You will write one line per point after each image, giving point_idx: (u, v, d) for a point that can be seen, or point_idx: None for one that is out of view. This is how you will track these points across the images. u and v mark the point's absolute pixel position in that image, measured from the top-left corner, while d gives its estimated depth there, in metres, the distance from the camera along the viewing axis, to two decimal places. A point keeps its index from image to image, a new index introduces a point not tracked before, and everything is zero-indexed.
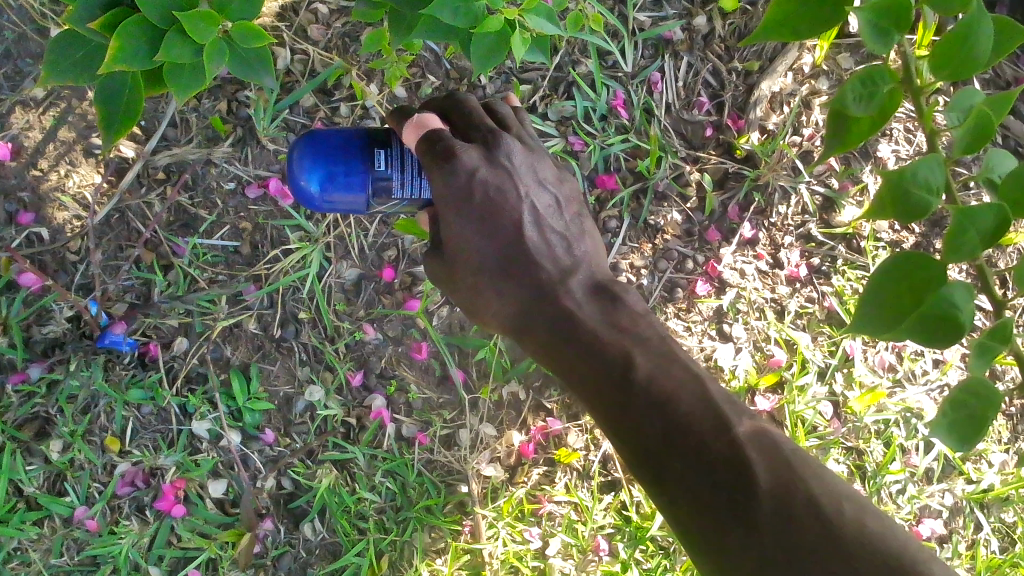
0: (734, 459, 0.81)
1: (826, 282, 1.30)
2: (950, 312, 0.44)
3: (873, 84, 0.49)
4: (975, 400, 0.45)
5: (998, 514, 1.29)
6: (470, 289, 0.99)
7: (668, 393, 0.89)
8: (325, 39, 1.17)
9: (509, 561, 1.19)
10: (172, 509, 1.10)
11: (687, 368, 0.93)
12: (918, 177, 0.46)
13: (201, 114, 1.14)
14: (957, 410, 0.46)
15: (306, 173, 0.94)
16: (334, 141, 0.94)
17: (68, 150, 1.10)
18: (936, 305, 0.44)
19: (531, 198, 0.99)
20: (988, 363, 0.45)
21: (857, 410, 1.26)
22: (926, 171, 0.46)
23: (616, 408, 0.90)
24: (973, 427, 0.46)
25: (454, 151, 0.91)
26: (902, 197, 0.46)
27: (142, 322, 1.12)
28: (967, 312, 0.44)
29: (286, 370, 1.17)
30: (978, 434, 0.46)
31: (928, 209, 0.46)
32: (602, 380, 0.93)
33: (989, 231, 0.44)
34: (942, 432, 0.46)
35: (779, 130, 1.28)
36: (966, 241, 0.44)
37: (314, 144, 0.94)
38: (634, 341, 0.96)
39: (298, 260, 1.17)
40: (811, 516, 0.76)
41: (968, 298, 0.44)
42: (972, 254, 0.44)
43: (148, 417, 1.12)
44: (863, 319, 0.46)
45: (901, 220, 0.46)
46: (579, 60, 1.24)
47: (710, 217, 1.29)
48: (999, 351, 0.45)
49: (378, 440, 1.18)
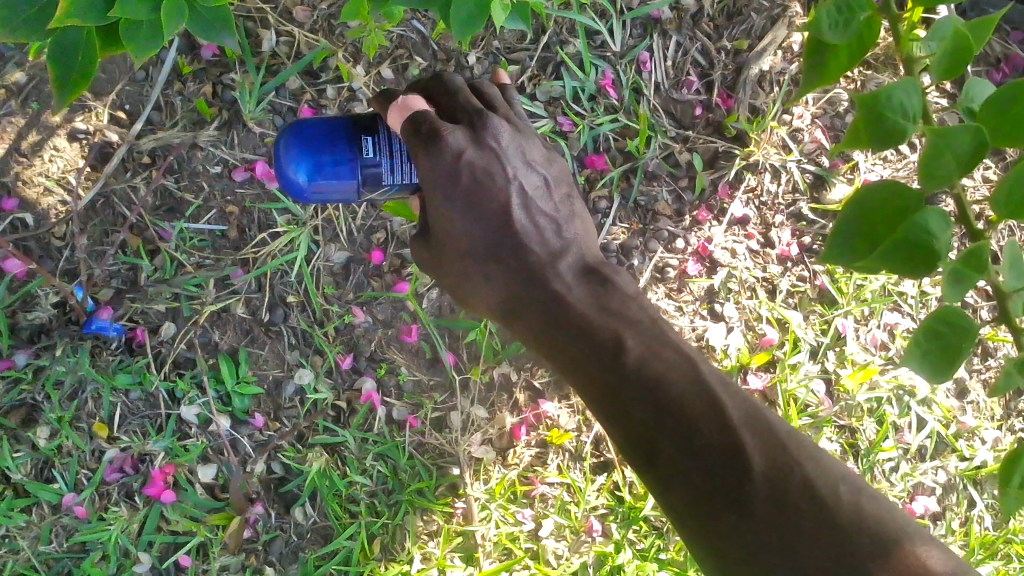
0: (728, 442, 0.80)
1: (817, 261, 1.30)
2: (922, 238, 0.45)
3: (849, 8, 0.50)
4: (950, 327, 0.47)
5: (991, 490, 1.29)
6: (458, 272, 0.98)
7: (659, 374, 0.88)
8: (310, 20, 1.16)
9: (501, 543, 1.19)
10: (161, 495, 1.09)
11: (678, 349, 0.92)
12: (895, 102, 0.46)
13: (186, 97, 1.13)
14: (932, 341, 0.47)
15: (293, 165, 0.92)
16: (320, 131, 0.92)
17: (52, 134, 1.08)
18: (911, 233, 0.45)
19: (519, 179, 0.97)
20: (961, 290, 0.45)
21: (849, 388, 1.26)
22: (904, 96, 0.46)
23: (607, 392, 0.89)
24: (947, 358, 0.47)
25: (440, 133, 0.88)
26: (882, 119, 0.46)
27: (129, 308, 1.11)
28: (941, 237, 0.45)
29: (275, 354, 1.16)
30: (954, 364, 0.47)
31: (905, 134, 0.47)
32: (593, 363, 0.92)
33: (967, 152, 0.45)
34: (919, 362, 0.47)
35: (768, 109, 1.28)
36: (943, 162, 0.45)
37: (301, 135, 0.92)
38: (625, 322, 0.96)
39: (286, 244, 1.16)
40: (806, 502, 0.76)
41: (944, 227, 0.45)
42: (945, 175, 0.45)
43: (136, 402, 1.11)
44: (839, 248, 0.48)
45: (877, 145, 0.47)
46: (567, 40, 1.23)
47: (701, 197, 1.27)
48: (972, 277, 0.45)
49: (368, 424, 1.17)
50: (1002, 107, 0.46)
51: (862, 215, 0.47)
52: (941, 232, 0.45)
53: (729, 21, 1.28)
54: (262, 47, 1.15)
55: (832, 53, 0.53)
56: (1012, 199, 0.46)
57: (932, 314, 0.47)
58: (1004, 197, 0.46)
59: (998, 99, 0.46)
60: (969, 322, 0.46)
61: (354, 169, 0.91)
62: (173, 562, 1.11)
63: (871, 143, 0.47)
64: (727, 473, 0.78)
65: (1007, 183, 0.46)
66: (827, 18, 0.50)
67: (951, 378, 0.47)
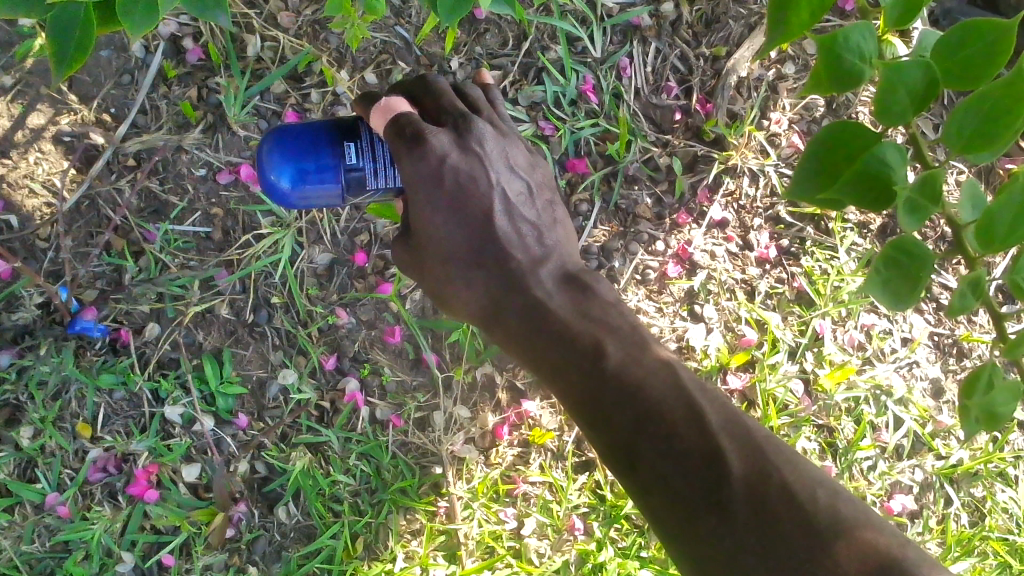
0: (707, 449, 0.81)
1: (796, 263, 1.32)
2: (880, 171, 0.45)
3: None
4: (906, 258, 0.46)
5: (968, 489, 1.31)
6: (441, 278, 0.99)
7: (638, 380, 0.89)
8: (294, 26, 1.18)
9: (484, 542, 1.19)
10: (144, 494, 1.10)
11: (658, 356, 0.94)
12: (853, 44, 0.45)
13: (171, 101, 1.14)
14: (892, 272, 0.47)
15: (276, 169, 0.93)
16: (304, 136, 0.93)
17: (38, 136, 1.09)
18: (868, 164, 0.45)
19: (503, 185, 0.98)
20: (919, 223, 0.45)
21: (827, 388, 1.28)
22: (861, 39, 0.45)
23: (589, 397, 0.91)
24: (907, 285, 0.47)
25: (424, 135, 0.89)
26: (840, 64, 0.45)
27: (114, 308, 1.12)
28: (899, 170, 0.45)
29: (259, 354, 1.17)
30: (915, 291, 0.47)
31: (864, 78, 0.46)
32: (576, 370, 0.93)
33: (920, 89, 0.44)
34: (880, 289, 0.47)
35: (745, 114, 1.30)
36: (895, 98, 0.44)
37: (284, 140, 0.93)
38: (606, 330, 0.97)
39: (271, 246, 1.17)
40: (783, 505, 0.75)
41: (901, 158, 0.45)
42: (901, 114, 0.44)
43: (120, 403, 1.11)
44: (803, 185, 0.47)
45: (837, 89, 0.46)
46: (548, 46, 1.25)
47: (680, 200, 1.29)
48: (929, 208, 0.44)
49: (352, 424, 1.19)
50: (951, 54, 0.46)
51: (821, 153, 0.46)
52: (898, 166, 0.45)
53: (708, 29, 1.30)
54: (247, 51, 1.16)
55: (794, 9, 0.46)
56: (961, 136, 0.47)
57: (890, 244, 0.47)
58: (953, 134, 0.47)
59: (946, 46, 0.46)
60: (927, 251, 0.46)
61: (337, 174, 0.92)
62: (156, 561, 1.11)
63: (832, 86, 0.46)
64: (706, 477, 0.79)
65: (955, 121, 0.46)
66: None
67: (904, 303, 0.47)
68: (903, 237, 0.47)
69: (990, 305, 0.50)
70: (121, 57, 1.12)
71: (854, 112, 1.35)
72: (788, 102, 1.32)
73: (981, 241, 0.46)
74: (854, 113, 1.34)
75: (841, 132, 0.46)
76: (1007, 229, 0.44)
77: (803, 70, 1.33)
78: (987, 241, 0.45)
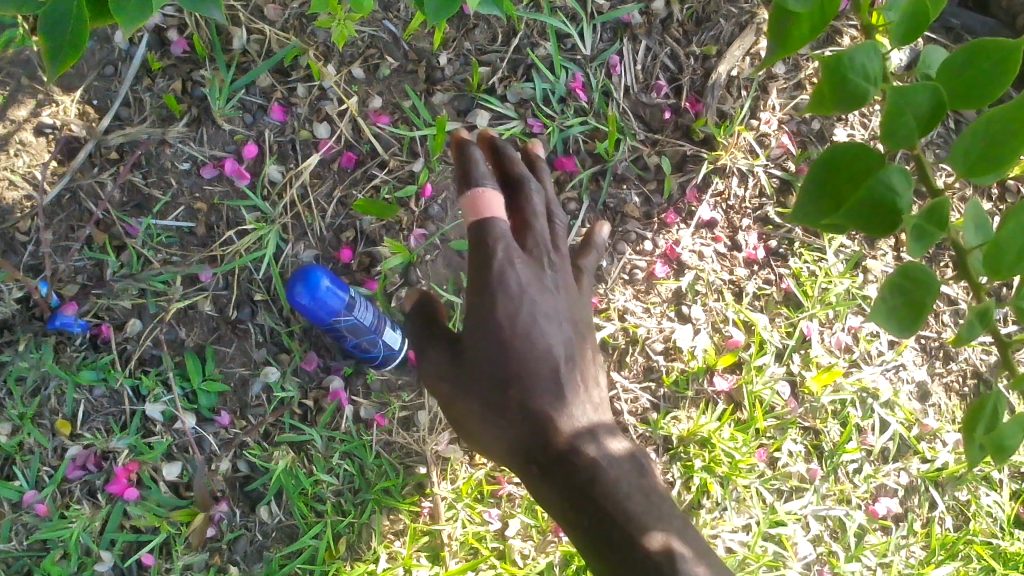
0: None
1: (784, 264, 1.31)
2: (886, 195, 0.42)
3: None
4: (913, 284, 0.42)
5: (953, 493, 1.31)
6: (478, 416, 0.93)
7: (673, 554, 0.87)
8: (281, 19, 1.16)
9: (468, 543, 1.19)
10: (124, 492, 1.09)
11: (699, 548, 0.91)
12: (858, 64, 0.43)
13: (156, 94, 1.13)
14: (896, 298, 0.43)
15: (304, 287, 1.05)
16: (331, 298, 1.06)
17: (18, 128, 1.08)
18: (871, 190, 0.42)
19: (557, 350, 0.93)
20: (925, 246, 0.41)
21: (814, 391, 1.27)
22: (864, 57, 0.43)
23: (619, 553, 0.88)
24: (914, 313, 0.43)
25: (500, 249, 0.89)
26: (840, 83, 0.43)
27: (95, 304, 1.11)
28: (903, 196, 0.42)
29: (242, 351, 1.16)
30: (921, 320, 0.43)
31: (867, 98, 0.44)
32: (613, 522, 0.89)
33: (925, 116, 0.41)
34: (883, 318, 0.43)
35: (736, 113, 1.28)
36: (902, 124, 0.41)
37: (315, 292, 1.05)
38: (655, 514, 0.91)
39: (254, 242, 1.15)
40: None
41: (907, 184, 0.42)
42: (906, 138, 0.42)
43: (100, 400, 1.11)
44: (801, 207, 0.45)
45: (843, 109, 0.45)
46: (537, 43, 1.24)
47: (669, 200, 1.28)
48: (937, 232, 0.41)
49: (336, 422, 1.17)
50: (957, 70, 0.44)
51: (825, 174, 0.44)
52: (904, 191, 0.42)
53: (698, 27, 1.29)
54: (232, 44, 1.14)
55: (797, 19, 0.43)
56: (968, 158, 0.43)
57: (896, 270, 0.43)
58: (961, 156, 0.43)
59: (952, 64, 0.44)
60: (932, 277, 0.42)
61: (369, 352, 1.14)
62: (135, 561, 1.10)
63: (836, 106, 0.45)
64: None
65: (960, 146, 0.43)
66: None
67: (915, 335, 0.43)
68: (907, 265, 0.42)
69: (997, 333, 0.48)
70: (105, 48, 1.11)
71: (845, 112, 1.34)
72: (778, 102, 1.31)
73: (988, 268, 0.42)
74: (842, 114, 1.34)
75: (839, 157, 0.43)
76: (1017, 256, 0.41)
77: (794, 70, 1.32)
78: (995, 268, 0.41)
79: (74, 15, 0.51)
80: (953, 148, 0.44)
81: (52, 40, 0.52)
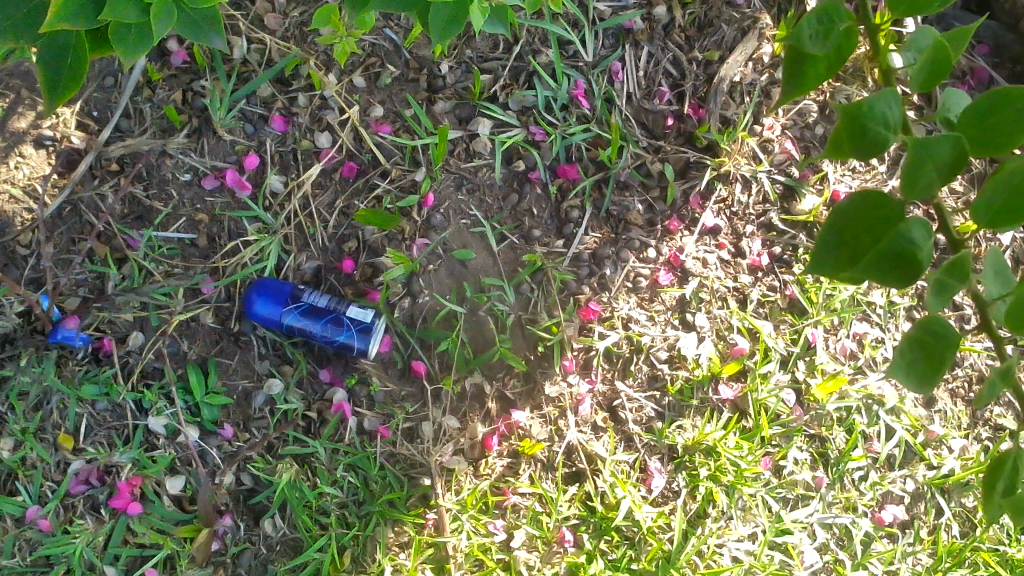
0: None
1: (788, 271, 1.29)
2: (906, 248, 0.49)
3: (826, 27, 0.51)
4: (938, 339, 0.52)
5: (959, 499, 1.30)
6: None
7: None
8: (282, 28, 1.15)
9: (473, 555, 1.18)
10: (127, 507, 1.08)
11: None
12: (877, 114, 0.49)
13: (156, 104, 1.13)
14: (918, 353, 0.53)
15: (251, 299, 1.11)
16: (280, 298, 1.11)
17: (19, 140, 1.08)
18: (894, 244, 0.49)
19: None
20: (942, 299, 0.49)
21: (819, 398, 1.26)
22: (885, 107, 0.49)
23: None
24: (933, 366, 0.52)
25: None
26: (865, 132, 0.49)
27: (96, 317, 1.11)
28: (923, 247, 0.49)
29: (244, 364, 1.15)
30: (938, 374, 0.52)
31: (886, 144, 0.50)
32: None
33: (946, 162, 0.48)
34: (900, 371, 0.52)
35: (739, 119, 1.27)
36: (925, 172, 0.48)
37: (263, 291, 1.11)
38: None
39: (256, 253, 1.15)
40: None
41: (925, 234, 0.50)
42: (925, 190, 0.48)
43: (103, 413, 1.10)
44: (822, 259, 0.52)
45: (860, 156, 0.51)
46: (539, 50, 1.23)
47: (672, 207, 1.27)
48: (956, 286, 0.49)
49: (340, 434, 1.17)
50: (977, 119, 0.53)
51: (845, 224, 0.51)
52: (923, 243, 0.49)
53: (700, 33, 1.28)
54: (233, 53, 1.14)
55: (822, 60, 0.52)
56: (990, 209, 0.54)
57: (918, 328, 0.53)
58: (984, 209, 0.54)
59: (976, 116, 0.53)
60: (953, 334, 0.51)
61: (340, 332, 1.09)
62: None
63: (855, 153, 0.51)
64: None
65: (984, 199, 0.54)
66: (811, 28, 0.53)
67: (933, 387, 0.52)
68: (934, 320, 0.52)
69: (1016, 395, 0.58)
70: (104, 60, 1.11)
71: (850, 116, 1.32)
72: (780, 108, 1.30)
73: (1010, 325, 0.52)
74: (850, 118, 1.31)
75: (864, 206, 0.51)
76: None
77: None
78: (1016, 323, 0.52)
79: (74, 50, 0.71)
80: (976, 202, 0.54)
81: (54, 73, 0.72)
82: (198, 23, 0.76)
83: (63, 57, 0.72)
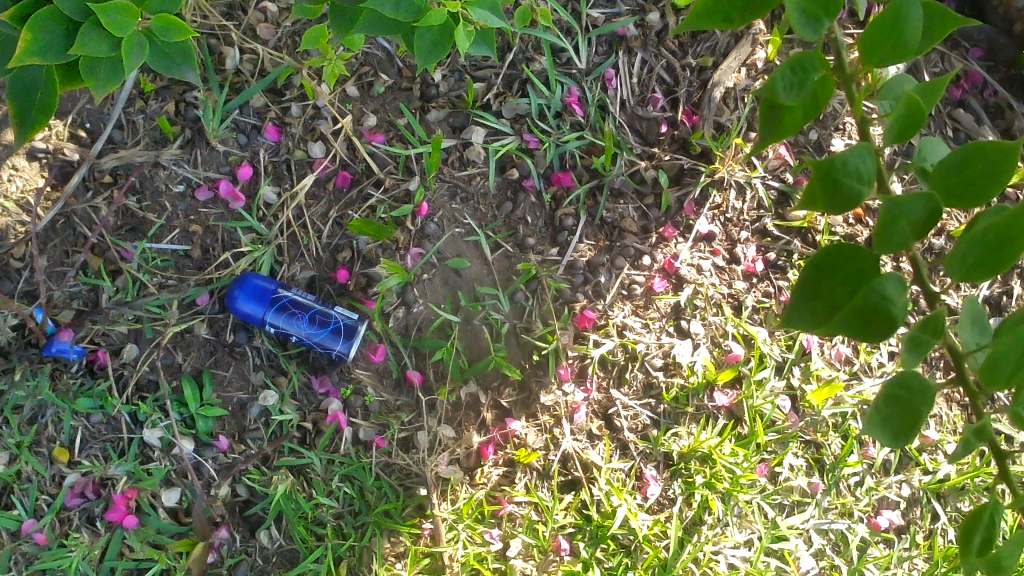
0: None
1: (783, 277, 1.29)
2: (881, 302, 0.49)
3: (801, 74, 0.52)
4: (909, 394, 0.52)
5: (955, 504, 1.30)
6: None
7: None
8: (274, 38, 1.15)
9: (469, 564, 1.17)
10: (123, 520, 1.08)
11: None
12: (851, 169, 0.50)
13: (148, 116, 1.13)
14: (891, 408, 0.53)
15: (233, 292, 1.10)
16: (262, 295, 1.10)
17: (11, 154, 1.08)
18: (869, 297, 0.49)
19: None
20: (918, 354, 0.51)
21: (814, 404, 1.27)
22: (857, 161, 0.50)
23: None
24: (908, 423, 0.52)
25: None
26: (838, 186, 0.50)
27: (90, 329, 1.10)
28: (897, 301, 0.49)
29: (240, 374, 1.16)
30: (914, 430, 0.52)
31: (859, 198, 0.51)
32: None
33: (917, 221, 0.49)
34: (876, 427, 0.53)
35: (733, 126, 1.26)
36: (897, 229, 0.49)
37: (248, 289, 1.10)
38: None
39: (250, 264, 1.15)
40: None
41: (898, 289, 0.50)
42: (899, 244, 0.49)
43: (98, 426, 1.11)
44: (795, 314, 0.51)
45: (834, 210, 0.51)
46: (532, 57, 1.23)
47: (666, 214, 1.27)
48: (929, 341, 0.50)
49: (335, 445, 1.17)
50: (953, 171, 0.53)
51: (815, 279, 0.51)
52: (896, 295, 0.50)
53: (693, 39, 1.27)
54: (225, 64, 1.15)
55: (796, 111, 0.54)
56: (966, 262, 0.54)
57: (889, 384, 0.53)
58: (958, 262, 0.54)
59: (949, 166, 0.53)
60: (926, 387, 0.52)
61: (324, 329, 1.11)
62: None
63: (829, 206, 0.51)
64: None
65: (960, 252, 0.54)
66: (787, 79, 0.53)
67: (907, 441, 0.53)
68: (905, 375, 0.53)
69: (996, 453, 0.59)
70: None
71: (843, 122, 1.32)
72: None
73: (987, 376, 0.52)
74: (842, 124, 1.32)
75: (836, 261, 0.51)
76: (1012, 370, 0.52)
77: None
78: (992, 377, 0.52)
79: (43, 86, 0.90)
80: (950, 254, 0.54)
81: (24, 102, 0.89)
82: (171, 57, 0.93)
83: (33, 92, 0.89)
